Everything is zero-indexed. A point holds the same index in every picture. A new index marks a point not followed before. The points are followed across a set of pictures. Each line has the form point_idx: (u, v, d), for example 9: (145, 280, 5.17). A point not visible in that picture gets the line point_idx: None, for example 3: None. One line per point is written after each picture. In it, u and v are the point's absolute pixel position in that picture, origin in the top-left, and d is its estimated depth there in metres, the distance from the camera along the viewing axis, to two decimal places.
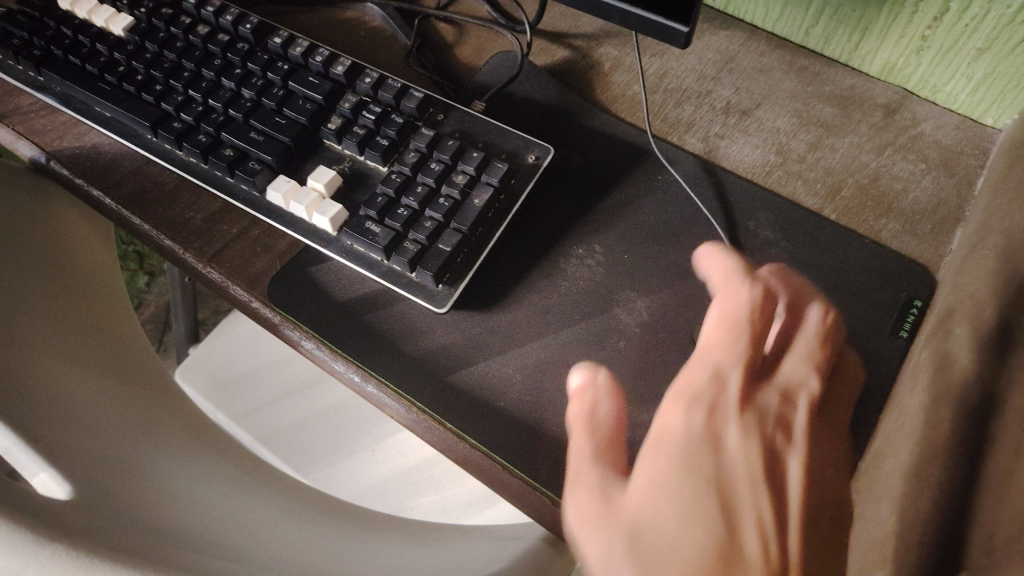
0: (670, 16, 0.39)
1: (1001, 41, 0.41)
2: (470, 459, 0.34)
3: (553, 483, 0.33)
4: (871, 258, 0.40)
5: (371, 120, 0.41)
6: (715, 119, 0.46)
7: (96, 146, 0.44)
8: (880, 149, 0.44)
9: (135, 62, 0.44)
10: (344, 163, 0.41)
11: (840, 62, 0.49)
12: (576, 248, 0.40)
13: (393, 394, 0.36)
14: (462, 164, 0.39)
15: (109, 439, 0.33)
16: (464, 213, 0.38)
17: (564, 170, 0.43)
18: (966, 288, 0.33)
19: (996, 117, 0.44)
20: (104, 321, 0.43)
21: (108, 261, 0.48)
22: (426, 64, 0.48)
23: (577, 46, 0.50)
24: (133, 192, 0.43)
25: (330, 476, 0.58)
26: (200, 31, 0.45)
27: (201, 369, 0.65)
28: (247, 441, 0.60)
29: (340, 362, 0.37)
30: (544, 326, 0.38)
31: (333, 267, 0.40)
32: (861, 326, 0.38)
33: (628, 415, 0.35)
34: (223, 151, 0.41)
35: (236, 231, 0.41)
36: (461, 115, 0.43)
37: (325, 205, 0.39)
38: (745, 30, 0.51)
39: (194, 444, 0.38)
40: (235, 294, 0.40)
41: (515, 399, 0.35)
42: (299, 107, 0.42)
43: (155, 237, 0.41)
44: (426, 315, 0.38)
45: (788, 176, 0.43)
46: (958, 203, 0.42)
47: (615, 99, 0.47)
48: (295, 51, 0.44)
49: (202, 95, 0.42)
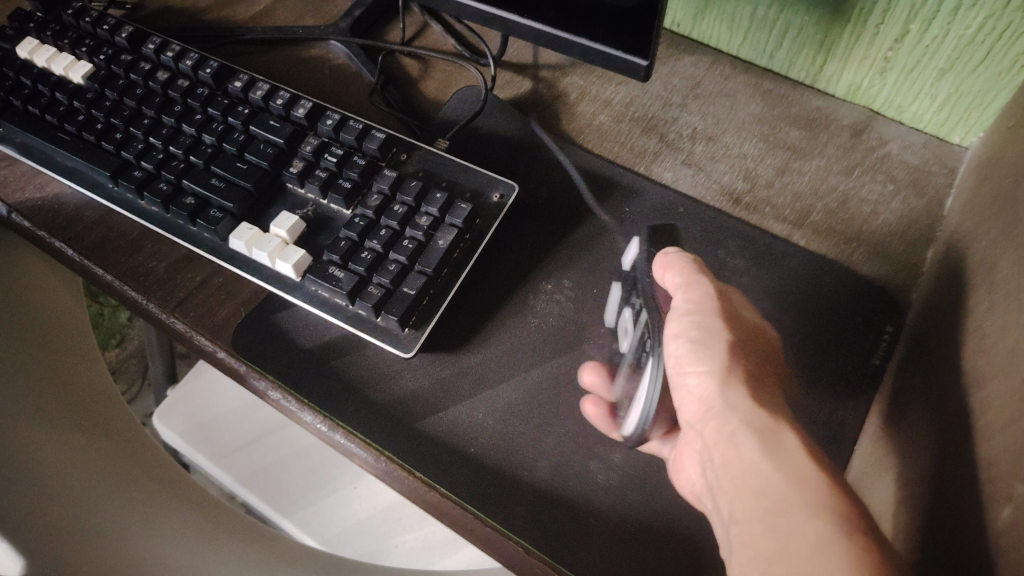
0: (630, 50, 0.39)
1: (963, 61, 0.41)
2: (440, 507, 0.34)
3: (525, 531, 0.32)
4: (841, 283, 0.39)
5: (334, 163, 0.41)
6: (682, 147, 0.46)
7: (58, 197, 0.44)
8: (849, 171, 0.44)
9: (95, 110, 0.44)
10: (307, 208, 0.41)
11: (805, 84, 0.48)
12: (545, 284, 0.40)
13: (362, 444, 0.35)
14: (426, 205, 0.39)
15: (77, 488, 0.32)
16: (429, 255, 0.38)
17: (531, 205, 0.43)
18: (935, 317, 0.33)
19: (962, 135, 0.44)
20: (74, 368, 0.42)
21: (75, 309, 0.48)
22: (391, 101, 0.48)
23: (543, 77, 0.49)
24: (95, 243, 0.42)
25: (310, 515, 0.57)
26: (159, 77, 0.45)
27: (179, 412, 0.64)
28: (226, 482, 0.60)
29: (307, 412, 0.36)
30: (514, 366, 0.37)
31: (298, 313, 0.39)
32: (834, 353, 0.37)
33: (600, 456, 0.34)
34: (185, 199, 0.41)
35: (200, 279, 0.41)
36: (425, 154, 0.43)
37: (288, 251, 0.39)
38: (710, 54, 0.50)
39: (164, 492, 0.38)
40: (200, 345, 0.39)
41: (484, 443, 0.35)
42: (260, 151, 0.42)
43: (118, 289, 0.41)
44: (394, 361, 0.38)
45: (756, 202, 0.43)
46: (928, 223, 0.41)
47: (581, 130, 0.47)
48: (255, 94, 0.44)
49: (163, 142, 0.42)
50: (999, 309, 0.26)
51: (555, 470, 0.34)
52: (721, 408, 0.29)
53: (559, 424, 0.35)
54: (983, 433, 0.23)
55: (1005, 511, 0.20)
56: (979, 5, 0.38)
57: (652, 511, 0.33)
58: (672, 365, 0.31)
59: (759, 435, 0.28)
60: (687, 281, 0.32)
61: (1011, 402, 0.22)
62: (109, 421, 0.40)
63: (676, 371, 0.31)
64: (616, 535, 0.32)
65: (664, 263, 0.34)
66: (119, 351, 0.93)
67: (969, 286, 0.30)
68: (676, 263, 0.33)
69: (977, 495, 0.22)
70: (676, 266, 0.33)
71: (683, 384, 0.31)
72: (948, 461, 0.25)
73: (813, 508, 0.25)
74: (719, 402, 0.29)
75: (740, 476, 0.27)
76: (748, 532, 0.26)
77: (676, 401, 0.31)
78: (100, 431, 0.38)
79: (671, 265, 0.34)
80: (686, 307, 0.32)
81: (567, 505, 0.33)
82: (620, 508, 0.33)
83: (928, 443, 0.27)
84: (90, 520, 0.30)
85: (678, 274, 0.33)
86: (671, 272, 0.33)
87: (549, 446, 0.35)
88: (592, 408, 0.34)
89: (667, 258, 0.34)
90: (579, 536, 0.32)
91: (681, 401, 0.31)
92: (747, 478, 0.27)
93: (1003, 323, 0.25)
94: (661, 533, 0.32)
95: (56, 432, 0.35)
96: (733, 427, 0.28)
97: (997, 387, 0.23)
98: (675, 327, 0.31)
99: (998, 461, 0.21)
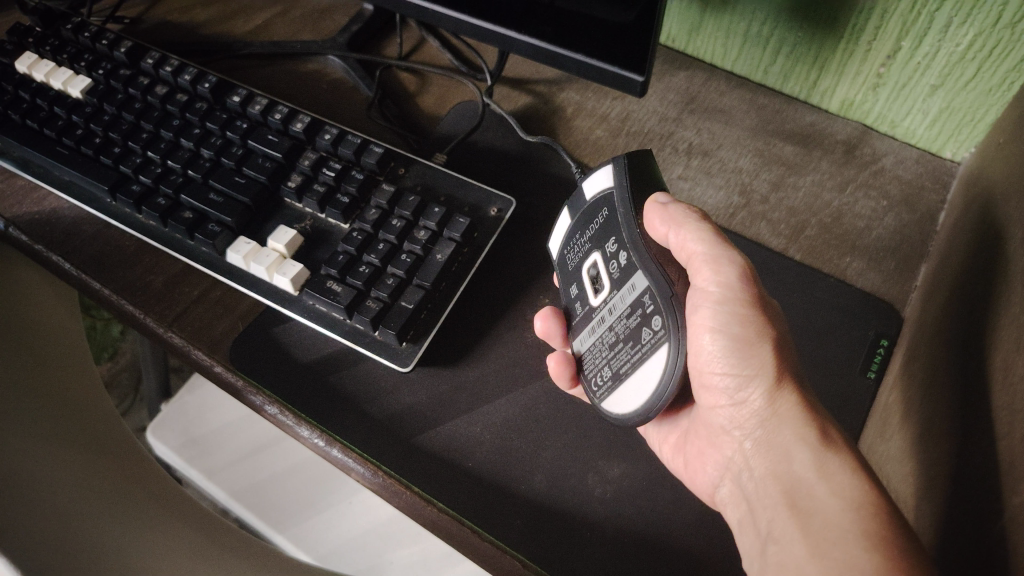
0: (626, 66, 0.39)
1: (954, 77, 0.41)
2: (438, 523, 0.33)
3: (523, 546, 0.32)
4: (837, 297, 0.39)
5: (332, 177, 0.41)
6: (678, 161, 0.46)
7: (55, 211, 0.44)
8: (843, 187, 0.44)
9: (93, 124, 0.44)
10: (304, 221, 0.41)
11: (799, 99, 0.49)
12: (542, 298, 0.40)
13: (359, 458, 0.35)
14: (423, 220, 0.39)
15: (71, 503, 0.32)
16: (426, 269, 0.38)
17: (528, 219, 0.43)
18: (931, 331, 0.33)
19: (954, 150, 0.45)
20: (69, 381, 0.42)
21: (70, 324, 0.47)
22: (388, 115, 0.49)
23: (539, 92, 0.50)
24: (92, 257, 0.42)
25: (306, 531, 0.57)
26: (158, 91, 0.45)
27: (174, 425, 0.64)
28: (221, 498, 0.60)
29: (305, 427, 0.36)
30: (512, 381, 0.37)
31: (295, 327, 0.39)
32: (830, 367, 0.37)
33: (598, 470, 0.34)
34: (183, 213, 0.41)
35: (196, 294, 0.41)
36: (422, 169, 0.43)
37: (285, 265, 0.39)
38: (705, 70, 0.51)
39: (158, 507, 0.37)
40: (197, 359, 0.39)
41: (482, 458, 0.35)
42: (258, 166, 0.42)
43: (114, 303, 0.41)
44: (391, 374, 0.38)
45: (752, 217, 0.43)
46: (920, 238, 0.42)
47: (578, 144, 0.47)
48: (253, 109, 0.44)
49: (161, 156, 0.43)
50: (1000, 323, 0.26)
51: (553, 484, 0.34)
52: (771, 419, 0.30)
53: (558, 439, 0.35)
54: (989, 447, 0.23)
55: (1008, 526, 0.20)
56: (969, 22, 0.38)
57: (650, 525, 0.33)
58: (708, 360, 0.31)
59: (812, 453, 0.28)
60: (718, 255, 0.31)
61: (1011, 417, 0.22)
62: (103, 435, 0.40)
63: (711, 371, 0.31)
64: (616, 550, 0.32)
65: (677, 214, 0.32)
66: (111, 364, 0.92)
67: (965, 300, 0.31)
68: (699, 224, 0.32)
69: (977, 509, 0.23)
70: (697, 227, 0.32)
71: (721, 383, 0.31)
72: (946, 474, 0.25)
73: (864, 540, 0.25)
74: (768, 413, 0.30)
75: (788, 493, 0.28)
76: (790, 555, 0.27)
77: (708, 396, 0.32)
78: (95, 445, 0.38)
79: (692, 219, 0.32)
80: (730, 291, 0.31)
81: (566, 520, 0.33)
82: (618, 522, 0.33)
83: (925, 457, 0.27)
84: (87, 537, 0.30)
85: (704, 240, 0.32)
86: (694, 235, 0.32)
87: (547, 460, 0.35)
88: (557, 363, 0.35)
89: (680, 210, 0.32)
90: (578, 551, 0.32)
91: (716, 399, 0.32)
92: (794, 497, 0.28)
93: (1001, 339, 0.25)
94: (662, 548, 0.32)
95: (50, 447, 0.35)
96: (784, 441, 0.29)
97: (1002, 401, 0.23)
98: (713, 318, 0.31)
99: (1001, 477, 0.22)
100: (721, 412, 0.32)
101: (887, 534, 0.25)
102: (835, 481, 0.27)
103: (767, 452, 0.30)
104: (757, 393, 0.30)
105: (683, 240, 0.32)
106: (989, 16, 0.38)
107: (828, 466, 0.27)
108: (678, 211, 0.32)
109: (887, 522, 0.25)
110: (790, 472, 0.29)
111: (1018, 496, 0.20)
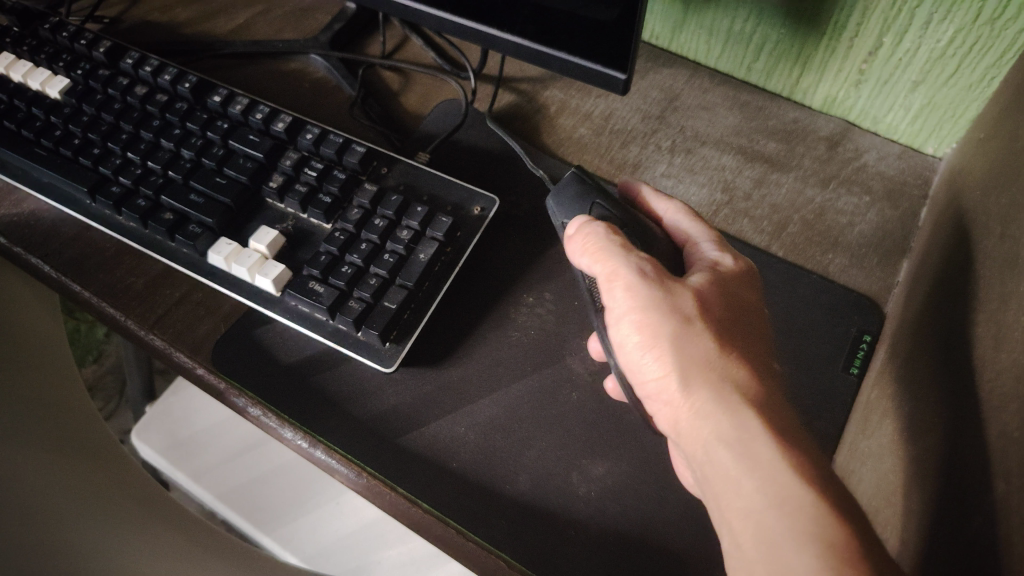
0: (608, 64, 0.39)
1: (935, 74, 0.41)
2: (423, 523, 0.33)
3: (507, 545, 0.32)
4: (819, 294, 0.40)
5: (314, 177, 0.41)
6: (662, 159, 0.46)
7: (34, 213, 0.44)
8: (825, 183, 0.44)
9: (72, 125, 0.44)
10: (286, 222, 0.41)
11: (782, 96, 0.49)
12: (526, 297, 0.40)
13: (343, 459, 0.35)
14: (406, 219, 0.39)
15: (53, 505, 0.32)
16: (409, 269, 0.38)
17: (511, 219, 0.43)
18: (914, 327, 0.33)
19: (936, 145, 0.45)
20: (51, 382, 0.42)
21: (53, 326, 0.47)
22: (372, 114, 0.48)
23: (523, 90, 0.50)
24: (73, 259, 0.42)
25: (292, 532, 0.57)
26: (137, 91, 0.45)
27: (158, 428, 0.64)
28: (207, 499, 0.59)
29: (287, 429, 0.36)
30: (496, 380, 0.37)
31: (276, 328, 0.39)
32: (814, 364, 0.37)
33: (582, 469, 0.34)
34: (163, 214, 0.41)
35: (178, 295, 0.41)
36: (405, 168, 0.43)
37: (267, 266, 0.39)
38: (688, 67, 0.51)
39: (143, 511, 0.37)
40: (179, 361, 0.39)
41: (466, 458, 0.35)
42: (239, 166, 0.42)
43: (96, 305, 0.40)
44: (376, 375, 0.37)
45: (735, 214, 0.43)
46: (902, 234, 0.42)
47: (561, 142, 0.47)
48: (234, 109, 0.44)
49: (141, 157, 0.42)
50: (980, 319, 0.26)
51: (536, 483, 0.34)
52: (690, 416, 0.29)
53: (542, 438, 0.35)
54: (970, 444, 0.23)
55: (982, 523, 0.20)
56: (950, 18, 0.38)
57: (633, 524, 0.33)
58: (630, 371, 0.32)
59: (729, 447, 0.27)
60: (611, 269, 0.33)
61: (990, 413, 0.23)
62: (86, 437, 0.40)
63: (637, 380, 0.32)
64: (601, 548, 0.32)
65: (579, 243, 0.35)
66: (97, 367, 0.92)
67: (945, 296, 0.31)
68: (596, 245, 0.34)
69: (955, 504, 0.23)
70: (592, 250, 0.34)
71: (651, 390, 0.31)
72: (926, 471, 0.25)
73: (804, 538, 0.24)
74: (688, 410, 0.29)
75: (718, 493, 0.27)
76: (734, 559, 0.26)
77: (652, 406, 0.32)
78: (75, 447, 0.38)
79: (588, 245, 0.34)
80: (621, 303, 0.32)
81: (550, 518, 0.33)
82: (603, 520, 0.33)
83: (908, 454, 0.27)
84: (65, 542, 0.30)
85: (599, 260, 0.33)
86: (590, 258, 0.34)
87: (530, 459, 0.35)
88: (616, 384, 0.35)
89: (579, 239, 0.35)
90: (563, 550, 0.32)
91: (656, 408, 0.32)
92: (725, 498, 0.27)
93: (979, 335, 0.26)
94: (647, 546, 0.32)
95: (28, 449, 0.34)
96: (703, 438, 0.28)
97: (980, 398, 0.24)
98: (618, 328, 0.32)
99: (979, 472, 0.22)
100: (663, 420, 0.31)
101: (816, 529, 0.24)
102: (762, 475, 0.26)
103: (696, 452, 0.29)
104: (674, 391, 0.30)
105: (588, 265, 0.34)
106: (969, 12, 0.38)
107: (752, 458, 0.26)
108: (581, 238, 0.35)
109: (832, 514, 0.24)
110: (715, 470, 0.28)
111: (994, 492, 0.20)
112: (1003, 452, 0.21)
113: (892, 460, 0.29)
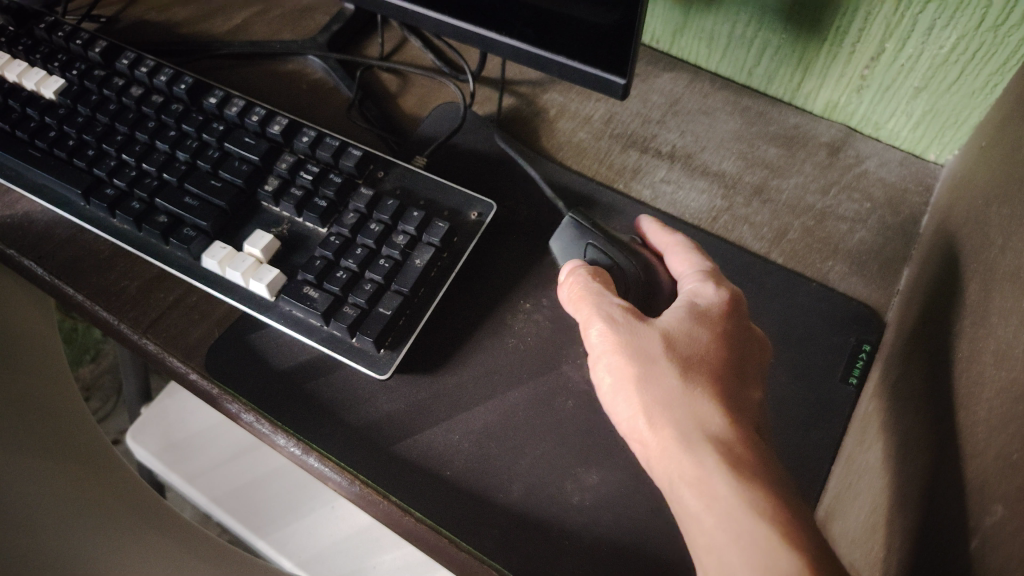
0: (607, 68, 0.39)
1: (937, 80, 0.41)
2: (415, 532, 0.33)
3: (499, 556, 0.32)
4: (819, 303, 0.39)
5: (309, 180, 0.41)
6: (661, 164, 0.46)
7: (27, 214, 0.43)
8: (826, 189, 0.44)
9: (66, 126, 0.44)
10: (281, 226, 0.41)
11: (784, 101, 0.49)
12: (523, 303, 0.40)
13: (335, 467, 0.35)
14: (402, 224, 0.39)
15: (39, 510, 0.31)
16: (405, 274, 0.38)
17: (509, 224, 0.43)
18: (913, 337, 0.33)
19: (938, 152, 0.44)
20: (43, 384, 0.41)
21: (46, 328, 0.47)
22: (370, 117, 0.48)
23: (523, 93, 0.49)
24: (66, 262, 0.42)
25: (287, 535, 0.56)
26: (133, 92, 0.45)
27: (154, 429, 0.63)
28: (201, 502, 0.59)
29: (281, 435, 0.36)
30: (492, 387, 0.37)
31: (271, 334, 0.39)
32: (812, 374, 0.37)
33: (577, 478, 0.34)
34: (158, 218, 0.40)
35: (172, 299, 0.40)
36: (402, 172, 0.42)
37: (262, 270, 0.38)
38: (689, 71, 0.51)
39: (134, 517, 0.37)
40: (172, 366, 0.38)
41: (460, 467, 0.34)
42: (235, 169, 0.41)
43: (88, 308, 0.40)
44: (370, 381, 0.37)
45: (735, 221, 0.43)
46: (903, 241, 0.42)
47: (560, 146, 0.47)
48: (230, 111, 0.43)
49: (136, 158, 0.42)
50: (978, 332, 0.26)
51: (530, 492, 0.34)
52: (658, 457, 0.30)
53: (538, 446, 0.35)
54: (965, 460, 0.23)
55: (972, 542, 0.20)
56: (952, 25, 0.38)
57: (628, 535, 0.32)
58: (610, 416, 0.32)
59: (692, 486, 0.28)
60: (587, 318, 0.34)
61: (988, 430, 0.22)
62: (78, 440, 0.39)
63: (617, 424, 0.32)
64: (595, 560, 0.32)
65: (564, 293, 0.36)
66: (93, 366, 0.91)
67: (943, 308, 0.31)
68: (577, 294, 0.35)
69: (946, 523, 0.22)
70: (574, 301, 0.35)
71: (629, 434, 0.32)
72: (921, 485, 0.25)
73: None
74: (657, 450, 0.30)
75: (687, 532, 0.28)
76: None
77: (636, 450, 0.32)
78: (65, 450, 0.37)
79: (569, 293, 0.35)
80: (595, 347, 0.33)
81: (544, 528, 0.33)
82: (598, 530, 0.33)
83: (905, 468, 0.27)
84: (50, 552, 0.29)
85: (579, 309, 0.34)
86: (572, 308, 0.35)
87: (526, 468, 0.34)
88: None
89: (564, 287, 0.36)
90: (555, 561, 0.32)
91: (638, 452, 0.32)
92: (691, 536, 0.27)
93: (977, 349, 0.25)
94: (642, 558, 0.32)
95: (16, 452, 0.34)
96: (670, 477, 0.29)
97: (978, 414, 0.23)
98: (598, 374, 0.33)
99: (974, 489, 0.21)
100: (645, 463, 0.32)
101: (772, 561, 0.24)
102: (721, 511, 0.27)
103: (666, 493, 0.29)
104: (643, 432, 0.30)
105: (573, 315, 0.35)
106: (972, 19, 0.37)
107: (711, 496, 0.27)
108: (565, 288, 0.36)
109: (799, 544, 0.25)
110: (681, 508, 0.28)
111: (989, 511, 0.20)
112: (1000, 470, 0.20)
113: (888, 475, 0.28)
